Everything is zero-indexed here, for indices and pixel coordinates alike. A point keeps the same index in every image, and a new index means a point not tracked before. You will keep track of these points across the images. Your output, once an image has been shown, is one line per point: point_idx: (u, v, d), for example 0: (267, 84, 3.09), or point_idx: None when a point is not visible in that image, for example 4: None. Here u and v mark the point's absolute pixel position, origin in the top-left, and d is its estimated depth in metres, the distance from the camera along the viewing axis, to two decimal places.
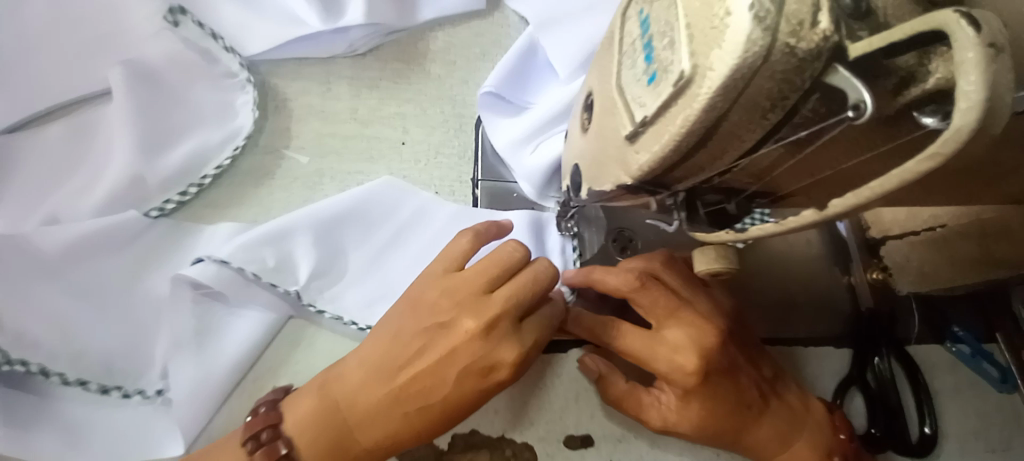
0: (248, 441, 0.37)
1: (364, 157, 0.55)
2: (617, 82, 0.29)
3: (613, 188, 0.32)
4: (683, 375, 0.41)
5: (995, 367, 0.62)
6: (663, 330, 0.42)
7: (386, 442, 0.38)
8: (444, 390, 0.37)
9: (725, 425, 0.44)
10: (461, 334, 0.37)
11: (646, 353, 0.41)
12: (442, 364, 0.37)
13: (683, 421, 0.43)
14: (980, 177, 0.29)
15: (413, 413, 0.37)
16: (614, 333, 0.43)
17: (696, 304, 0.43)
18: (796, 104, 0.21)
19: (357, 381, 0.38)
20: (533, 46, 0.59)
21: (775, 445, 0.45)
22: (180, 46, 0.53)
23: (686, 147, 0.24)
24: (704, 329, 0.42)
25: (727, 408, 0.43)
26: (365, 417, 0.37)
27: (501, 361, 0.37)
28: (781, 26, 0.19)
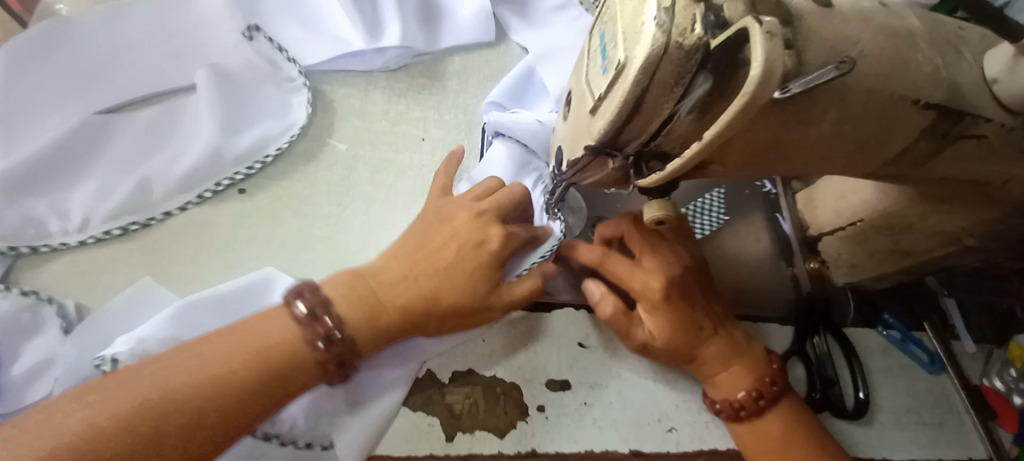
0: (303, 315, 0.48)
1: (392, 148, 0.68)
2: (585, 77, 0.42)
3: (583, 154, 0.45)
4: (652, 290, 0.56)
5: (924, 351, 0.73)
6: (642, 260, 0.58)
7: (403, 305, 0.51)
8: (445, 257, 0.53)
9: (682, 341, 0.56)
10: (460, 222, 0.55)
11: (627, 274, 0.57)
12: (444, 243, 0.54)
13: (656, 335, 0.56)
14: (843, 151, 0.41)
15: (423, 274, 0.52)
16: (605, 259, 0.58)
17: (671, 248, 0.60)
18: (690, 82, 0.34)
19: (382, 262, 0.54)
20: (531, 72, 0.73)
21: (718, 361, 0.57)
22: (254, 56, 0.67)
23: (627, 112, 0.37)
24: (669, 262, 0.58)
25: (686, 327, 0.56)
26: (387, 278, 0.52)
27: (490, 234, 0.54)
28: (673, 31, 0.33)
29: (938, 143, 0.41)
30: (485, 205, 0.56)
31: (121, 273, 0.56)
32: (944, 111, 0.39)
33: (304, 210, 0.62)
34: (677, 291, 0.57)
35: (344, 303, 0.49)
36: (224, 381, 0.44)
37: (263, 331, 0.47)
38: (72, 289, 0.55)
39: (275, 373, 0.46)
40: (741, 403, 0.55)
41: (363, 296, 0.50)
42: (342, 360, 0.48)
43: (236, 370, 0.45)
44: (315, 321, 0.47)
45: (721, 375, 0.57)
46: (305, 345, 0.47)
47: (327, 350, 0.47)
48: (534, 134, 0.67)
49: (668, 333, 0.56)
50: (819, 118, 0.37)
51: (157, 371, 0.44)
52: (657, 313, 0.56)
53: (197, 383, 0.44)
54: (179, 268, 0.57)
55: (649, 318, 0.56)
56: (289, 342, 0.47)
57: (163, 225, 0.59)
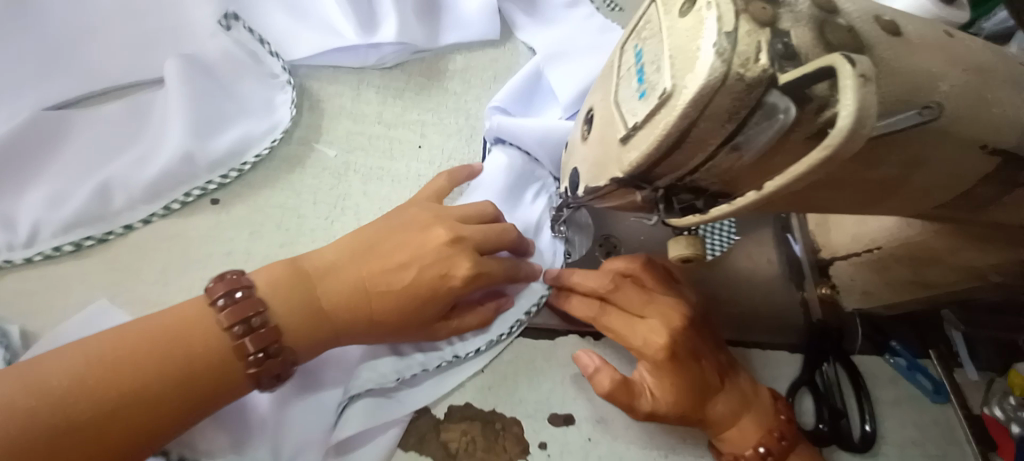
0: (237, 325, 0.41)
1: (385, 155, 0.61)
2: (615, 99, 0.37)
3: (608, 183, 0.40)
4: (653, 348, 0.51)
5: (929, 380, 0.71)
6: (640, 312, 0.53)
7: (337, 321, 0.45)
8: (404, 278, 0.47)
9: (690, 403, 0.51)
10: (431, 243, 0.49)
11: (623, 330, 0.53)
12: (408, 260, 0.48)
13: (663, 401, 0.51)
14: (899, 192, 0.37)
15: (375, 295, 0.46)
16: (599, 314, 0.55)
17: (666, 297, 0.54)
18: (745, 117, 0.30)
19: (333, 261, 0.47)
20: (539, 73, 0.67)
21: (728, 417, 0.52)
22: (231, 46, 0.60)
23: (666, 146, 0.33)
24: (671, 312, 0.53)
25: (692, 386, 0.51)
26: (334, 288, 0.46)
27: (457, 268, 0.48)
28: (734, 60, 0.28)
29: (1002, 190, 0.37)
30: (466, 231, 0.51)
31: (71, 294, 0.49)
32: (1012, 157, 0.35)
33: (286, 223, 0.56)
34: (681, 347, 0.52)
35: (282, 310, 0.43)
36: (133, 385, 0.38)
37: (175, 327, 0.41)
38: (15, 312, 0.48)
39: (193, 376, 0.40)
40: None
41: (304, 301, 0.44)
42: (274, 371, 0.42)
43: (146, 372, 0.39)
44: (245, 330, 0.41)
45: (731, 432, 0.53)
46: (236, 359, 0.41)
47: (259, 363, 0.41)
48: (541, 141, 0.62)
49: (674, 397, 0.51)
50: (880, 160, 0.33)
51: (44, 374, 0.37)
52: (660, 375, 0.51)
53: (100, 389, 0.37)
54: (141, 288, 0.51)
55: (650, 382, 0.52)
56: (211, 342, 0.41)
57: (124, 239, 0.52)
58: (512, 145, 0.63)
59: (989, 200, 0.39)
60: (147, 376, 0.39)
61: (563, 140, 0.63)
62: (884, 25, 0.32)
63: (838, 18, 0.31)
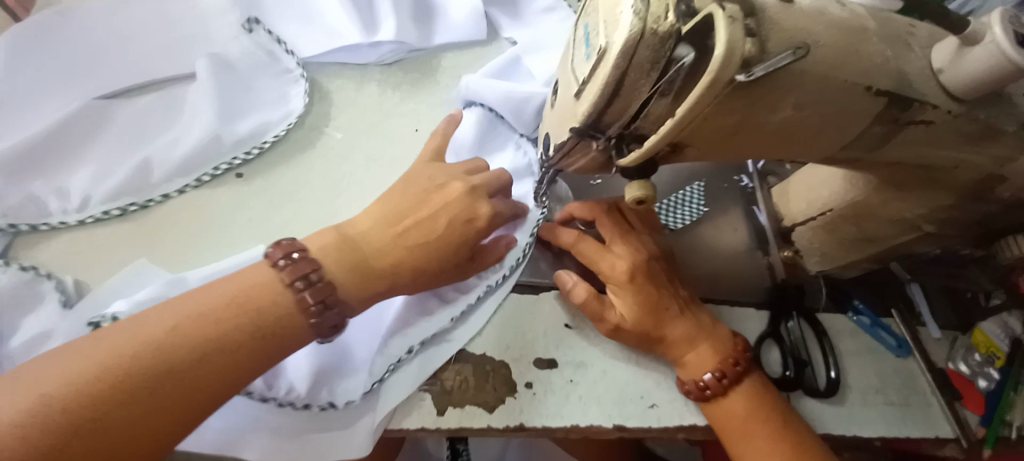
0: (298, 280, 0.48)
1: (386, 138, 0.70)
2: (570, 65, 0.46)
3: (569, 137, 0.48)
4: (620, 272, 0.61)
5: (892, 336, 0.77)
6: (612, 246, 0.63)
7: (388, 276, 0.53)
8: (436, 231, 0.55)
9: (651, 321, 0.60)
10: (450, 195, 0.57)
11: (596, 257, 0.62)
12: (434, 217, 0.55)
13: (627, 317, 0.60)
14: (808, 133, 0.45)
15: (411, 249, 0.54)
16: (577, 244, 0.63)
17: (638, 237, 0.64)
18: (664, 66, 0.38)
19: (369, 226, 0.54)
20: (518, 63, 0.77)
21: (685, 342, 0.60)
22: (252, 46, 0.70)
23: (607, 95, 0.41)
24: (640, 249, 0.63)
25: (652, 307, 0.60)
26: (375, 247, 0.53)
27: (479, 213, 0.57)
28: (648, 18, 0.36)
29: (890, 128, 0.45)
30: (477, 181, 0.60)
31: (117, 253, 0.58)
32: (894, 98, 0.43)
33: (299, 194, 0.64)
34: (644, 274, 0.61)
35: (334, 266, 0.50)
36: (218, 336, 0.44)
37: (215, 305, 0.46)
38: (69, 268, 0.56)
39: (267, 331, 0.46)
40: (707, 384, 0.58)
41: (354, 260, 0.51)
42: (331, 322, 0.49)
43: (212, 333, 0.44)
44: (305, 284, 0.48)
45: (688, 355, 0.60)
46: (300, 311, 0.48)
47: (320, 314, 0.48)
48: (503, 98, 0.71)
49: (638, 313, 0.60)
50: (780, 101, 0.41)
51: (148, 326, 0.44)
52: (627, 295, 0.61)
53: (192, 339, 0.44)
54: (175, 248, 0.59)
55: (617, 301, 0.61)
56: (279, 300, 0.47)
57: (161, 207, 0.60)
58: (479, 104, 0.72)
59: (886, 140, 0.46)
60: (230, 330, 0.45)
61: (524, 99, 0.71)
62: None
63: None
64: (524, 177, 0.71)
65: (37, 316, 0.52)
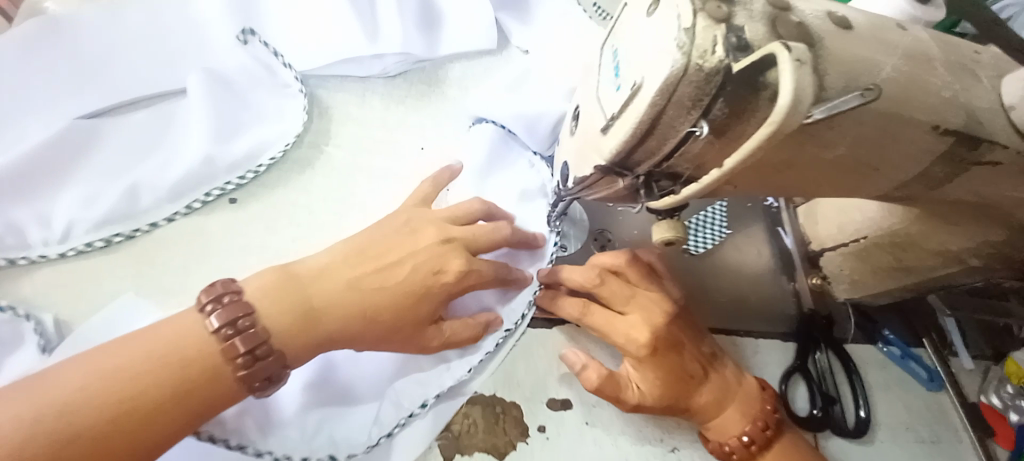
0: (226, 327, 0.43)
1: (390, 157, 0.66)
2: (597, 94, 0.41)
3: (592, 172, 0.43)
4: (636, 344, 0.55)
5: (924, 368, 0.72)
6: (622, 311, 0.57)
7: (342, 324, 0.47)
8: (397, 276, 0.50)
9: (673, 394, 0.55)
10: (422, 242, 0.53)
11: (607, 328, 0.57)
12: (402, 259, 0.51)
13: (648, 394, 0.54)
14: (860, 173, 0.40)
15: (369, 291, 0.48)
16: (585, 312, 0.58)
17: (649, 294, 0.58)
18: (709, 105, 0.33)
19: (324, 264, 0.49)
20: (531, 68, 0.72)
21: (711, 407, 0.55)
22: (247, 59, 0.65)
23: (640, 134, 0.36)
24: (653, 312, 0.57)
25: (674, 378, 0.55)
26: (322, 288, 0.47)
27: (449, 265, 0.52)
28: (693, 53, 0.31)
29: (952, 167, 0.40)
30: (456, 232, 0.55)
31: (101, 285, 0.54)
32: (961, 136, 0.38)
33: (299, 218, 0.60)
34: (664, 344, 0.56)
35: (272, 311, 0.45)
36: (124, 394, 0.39)
37: (182, 340, 0.42)
38: (52, 302, 0.53)
39: (190, 385, 0.41)
40: (732, 449, 0.55)
41: (297, 304, 0.46)
42: (265, 373, 0.44)
43: (122, 391, 0.39)
44: (235, 331, 0.43)
45: (715, 421, 0.56)
46: (227, 361, 0.42)
47: (248, 366, 0.43)
48: (517, 115, 0.67)
49: (658, 388, 0.55)
50: (836, 141, 0.36)
51: (42, 387, 0.39)
52: (645, 369, 0.55)
53: (90, 400, 0.38)
54: (164, 280, 0.55)
55: (635, 376, 0.56)
56: (204, 349, 0.42)
57: (150, 235, 0.56)
58: (490, 121, 0.68)
59: (946, 179, 0.42)
60: (144, 387, 0.40)
61: (539, 117, 0.67)
62: (836, 20, 0.35)
63: (790, 14, 0.34)
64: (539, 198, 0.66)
65: (13, 360, 0.48)
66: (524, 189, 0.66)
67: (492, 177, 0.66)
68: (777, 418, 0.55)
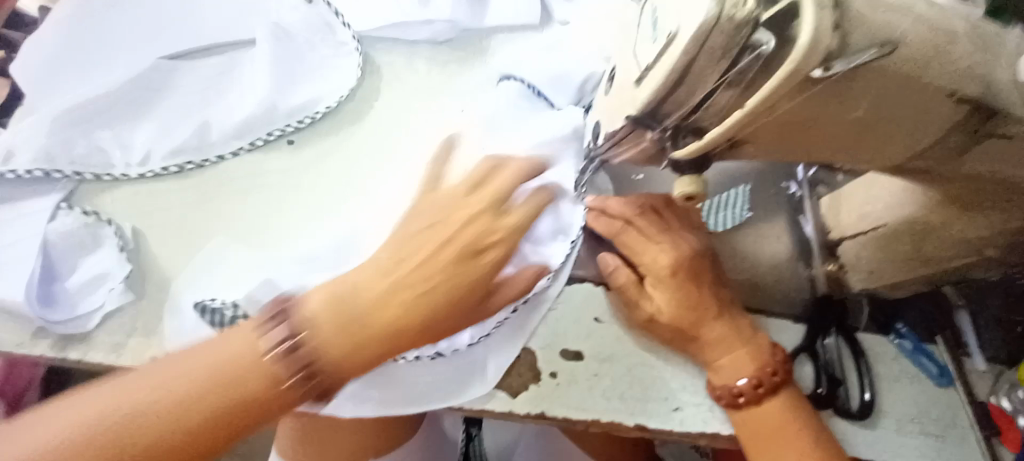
0: (276, 349, 0.42)
1: (432, 116, 0.71)
2: (634, 50, 0.45)
3: (623, 125, 0.47)
4: (661, 266, 0.60)
5: (935, 364, 0.73)
6: (655, 237, 0.62)
7: (388, 335, 0.44)
8: (432, 283, 0.46)
9: (686, 318, 0.59)
10: (457, 216, 0.49)
11: (639, 249, 0.62)
12: (437, 254, 0.47)
13: (663, 310, 0.59)
14: (875, 139, 0.43)
15: (410, 302, 0.45)
16: (621, 233, 0.63)
17: (681, 232, 0.62)
18: (737, 55, 0.36)
19: (359, 280, 0.46)
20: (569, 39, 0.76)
21: (720, 342, 0.58)
22: (311, 17, 0.71)
23: (671, 82, 0.40)
24: (681, 244, 0.61)
25: (690, 305, 0.59)
26: (365, 298, 0.44)
27: (489, 248, 0.49)
28: (726, 4, 0.35)
29: (967, 139, 0.43)
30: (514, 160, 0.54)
31: (171, 204, 0.60)
32: (981, 106, 0.40)
33: (345, 164, 0.65)
34: (685, 271, 0.60)
35: (317, 335, 0.43)
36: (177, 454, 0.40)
37: (240, 357, 0.42)
38: (128, 214, 0.59)
39: (248, 404, 0.42)
40: (740, 390, 0.57)
41: (342, 323, 0.43)
42: (320, 388, 0.43)
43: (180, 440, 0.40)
44: (290, 347, 0.42)
45: (722, 359, 0.59)
46: (281, 381, 0.42)
47: (301, 384, 0.43)
48: (543, 73, 0.72)
49: (673, 308, 0.59)
50: (855, 101, 0.39)
51: (114, 400, 0.41)
52: (665, 289, 0.60)
53: (157, 431, 0.40)
54: (225, 205, 0.61)
55: (655, 295, 0.60)
56: (259, 391, 0.42)
57: (216, 165, 0.62)
58: (517, 79, 0.72)
59: (963, 150, 0.44)
60: (202, 429, 0.41)
61: (566, 75, 0.72)
62: None
63: None
64: (569, 145, 0.67)
65: (92, 259, 0.55)
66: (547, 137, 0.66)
67: (511, 132, 0.67)
68: (784, 374, 0.58)
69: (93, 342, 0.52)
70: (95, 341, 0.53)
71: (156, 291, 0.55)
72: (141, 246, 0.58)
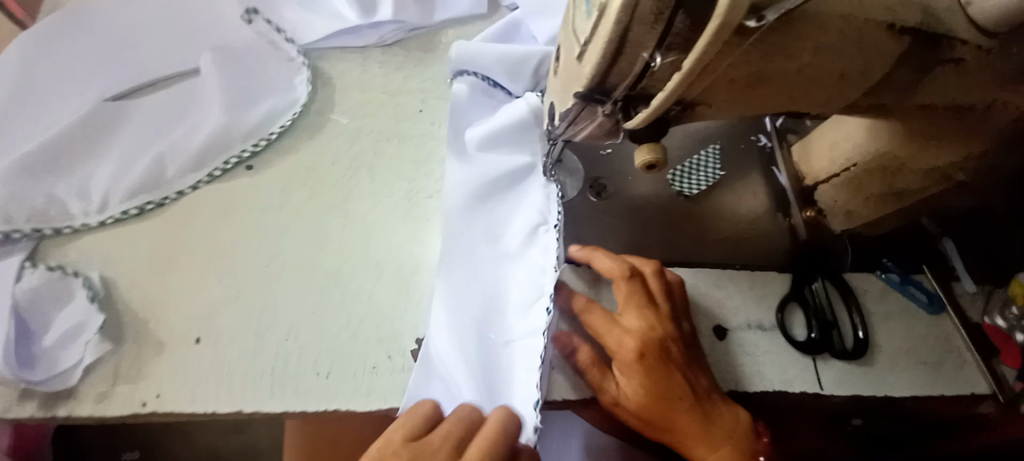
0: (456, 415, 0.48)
1: (392, 119, 0.70)
2: (572, 25, 0.44)
3: (573, 103, 0.46)
4: (627, 350, 0.54)
5: (923, 293, 0.74)
6: (623, 316, 0.56)
7: None
8: None
9: (654, 406, 0.53)
10: None
11: (603, 329, 0.55)
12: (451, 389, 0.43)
13: (629, 395, 0.53)
14: (824, 82, 0.43)
15: None
16: (586, 306, 0.57)
17: (656, 311, 0.57)
18: (670, 18, 0.36)
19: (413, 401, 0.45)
20: (517, 24, 0.76)
21: (696, 421, 0.54)
22: (255, 38, 0.69)
23: (611, 53, 0.39)
24: (655, 326, 0.55)
25: (660, 394, 0.53)
26: None
27: None
28: None
29: (919, 69, 0.43)
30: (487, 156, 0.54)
31: (137, 248, 0.59)
32: (922, 35, 0.40)
33: (310, 181, 0.64)
34: (656, 352, 0.54)
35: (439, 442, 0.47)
36: None
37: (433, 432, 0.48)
38: (96, 263, 0.58)
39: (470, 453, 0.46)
40: None
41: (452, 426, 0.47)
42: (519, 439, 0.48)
43: None
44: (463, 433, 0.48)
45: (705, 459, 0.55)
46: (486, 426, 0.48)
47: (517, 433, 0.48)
48: (498, 59, 0.70)
49: (642, 395, 0.53)
50: (797, 47, 0.39)
51: None
52: (631, 384, 0.53)
53: None
54: (193, 241, 0.60)
55: (619, 378, 0.54)
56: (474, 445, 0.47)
57: (178, 202, 0.62)
58: (472, 73, 0.71)
59: (915, 82, 0.44)
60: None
61: (522, 60, 0.71)
62: None
63: None
64: (532, 128, 0.68)
65: (66, 312, 0.54)
66: (507, 123, 0.67)
67: (473, 125, 0.68)
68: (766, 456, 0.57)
69: (81, 394, 0.52)
70: (82, 393, 0.53)
71: (138, 334, 0.55)
72: (112, 291, 0.57)
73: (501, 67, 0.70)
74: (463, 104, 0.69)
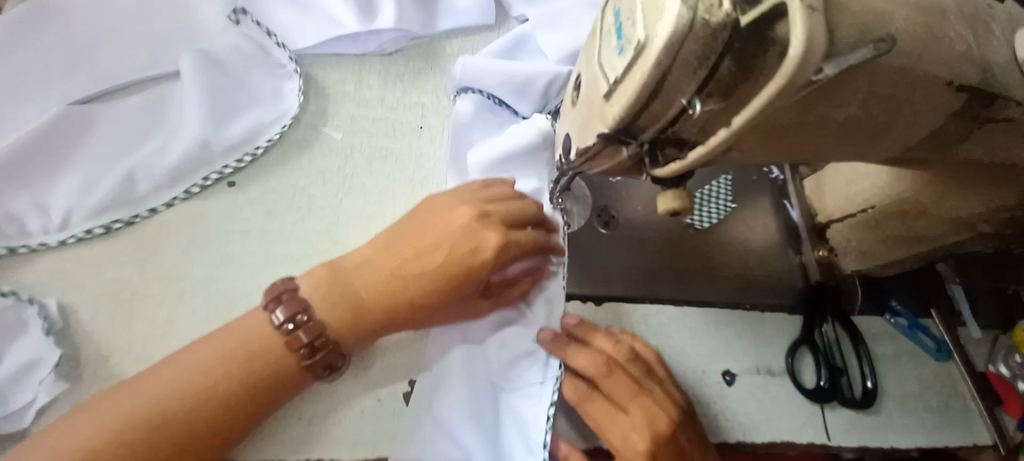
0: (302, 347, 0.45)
1: (389, 135, 0.65)
2: (597, 57, 0.40)
3: (595, 142, 0.42)
4: (636, 452, 0.51)
5: (932, 338, 0.72)
6: (626, 407, 0.52)
7: (385, 304, 0.48)
8: (438, 257, 0.49)
9: None
10: (458, 216, 0.50)
11: (605, 426, 0.52)
12: (440, 240, 0.49)
13: None
14: (869, 135, 0.39)
15: (410, 278, 0.48)
16: (585, 400, 0.53)
17: (654, 396, 0.53)
18: (715, 63, 0.32)
19: (367, 256, 0.50)
20: (525, 38, 0.71)
21: None
22: (242, 40, 0.64)
23: (644, 97, 0.35)
24: (657, 420, 0.52)
25: None
26: (371, 277, 0.48)
27: (486, 240, 0.49)
28: (699, 7, 0.30)
29: (968, 126, 0.40)
30: (490, 207, 0.52)
31: (101, 272, 0.53)
32: (978, 93, 0.37)
33: (298, 202, 0.59)
34: (664, 451, 0.51)
35: (326, 308, 0.46)
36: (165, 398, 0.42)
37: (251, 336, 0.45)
38: (56, 288, 0.52)
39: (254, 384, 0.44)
40: None
41: (345, 299, 0.47)
42: (327, 361, 0.47)
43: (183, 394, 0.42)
44: (295, 326, 0.45)
45: None
46: (289, 352, 0.45)
47: (308, 356, 0.46)
48: (505, 80, 0.66)
49: None
50: (848, 100, 0.35)
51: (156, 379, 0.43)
52: None
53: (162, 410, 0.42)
54: (166, 267, 0.54)
55: None
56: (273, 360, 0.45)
57: (149, 221, 0.56)
58: (476, 91, 0.66)
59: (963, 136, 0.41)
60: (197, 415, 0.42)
61: (530, 79, 0.66)
62: None
63: None
64: (540, 153, 0.64)
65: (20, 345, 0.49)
66: (513, 147, 0.63)
67: (475, 147, 0.64)
68: None
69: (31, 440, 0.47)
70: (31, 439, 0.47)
71: (99, 371, 0.50)
72: (72, 321, 0.51)
73: (509, 87, 0.66)
74: (466, 123, 0.65)
